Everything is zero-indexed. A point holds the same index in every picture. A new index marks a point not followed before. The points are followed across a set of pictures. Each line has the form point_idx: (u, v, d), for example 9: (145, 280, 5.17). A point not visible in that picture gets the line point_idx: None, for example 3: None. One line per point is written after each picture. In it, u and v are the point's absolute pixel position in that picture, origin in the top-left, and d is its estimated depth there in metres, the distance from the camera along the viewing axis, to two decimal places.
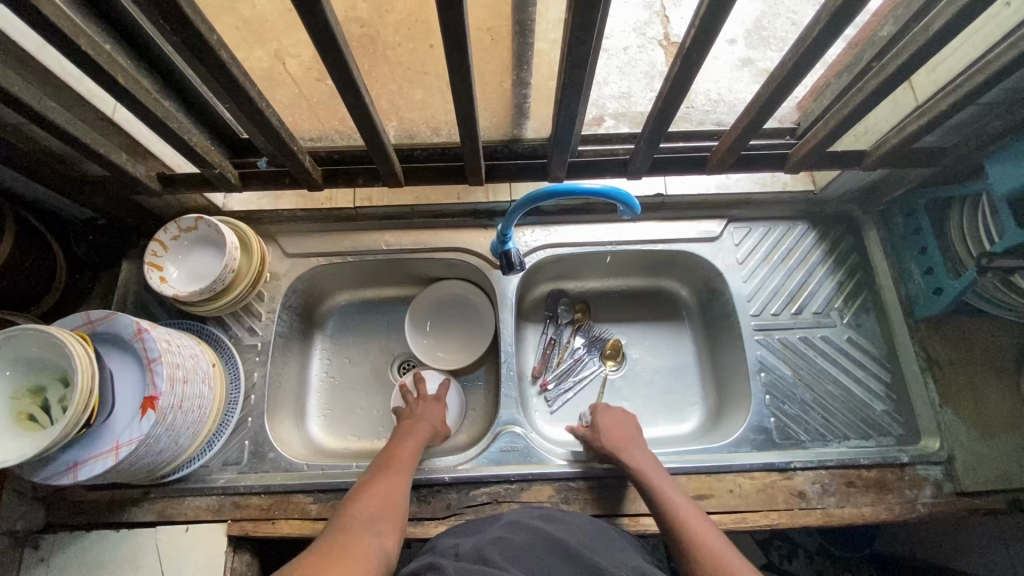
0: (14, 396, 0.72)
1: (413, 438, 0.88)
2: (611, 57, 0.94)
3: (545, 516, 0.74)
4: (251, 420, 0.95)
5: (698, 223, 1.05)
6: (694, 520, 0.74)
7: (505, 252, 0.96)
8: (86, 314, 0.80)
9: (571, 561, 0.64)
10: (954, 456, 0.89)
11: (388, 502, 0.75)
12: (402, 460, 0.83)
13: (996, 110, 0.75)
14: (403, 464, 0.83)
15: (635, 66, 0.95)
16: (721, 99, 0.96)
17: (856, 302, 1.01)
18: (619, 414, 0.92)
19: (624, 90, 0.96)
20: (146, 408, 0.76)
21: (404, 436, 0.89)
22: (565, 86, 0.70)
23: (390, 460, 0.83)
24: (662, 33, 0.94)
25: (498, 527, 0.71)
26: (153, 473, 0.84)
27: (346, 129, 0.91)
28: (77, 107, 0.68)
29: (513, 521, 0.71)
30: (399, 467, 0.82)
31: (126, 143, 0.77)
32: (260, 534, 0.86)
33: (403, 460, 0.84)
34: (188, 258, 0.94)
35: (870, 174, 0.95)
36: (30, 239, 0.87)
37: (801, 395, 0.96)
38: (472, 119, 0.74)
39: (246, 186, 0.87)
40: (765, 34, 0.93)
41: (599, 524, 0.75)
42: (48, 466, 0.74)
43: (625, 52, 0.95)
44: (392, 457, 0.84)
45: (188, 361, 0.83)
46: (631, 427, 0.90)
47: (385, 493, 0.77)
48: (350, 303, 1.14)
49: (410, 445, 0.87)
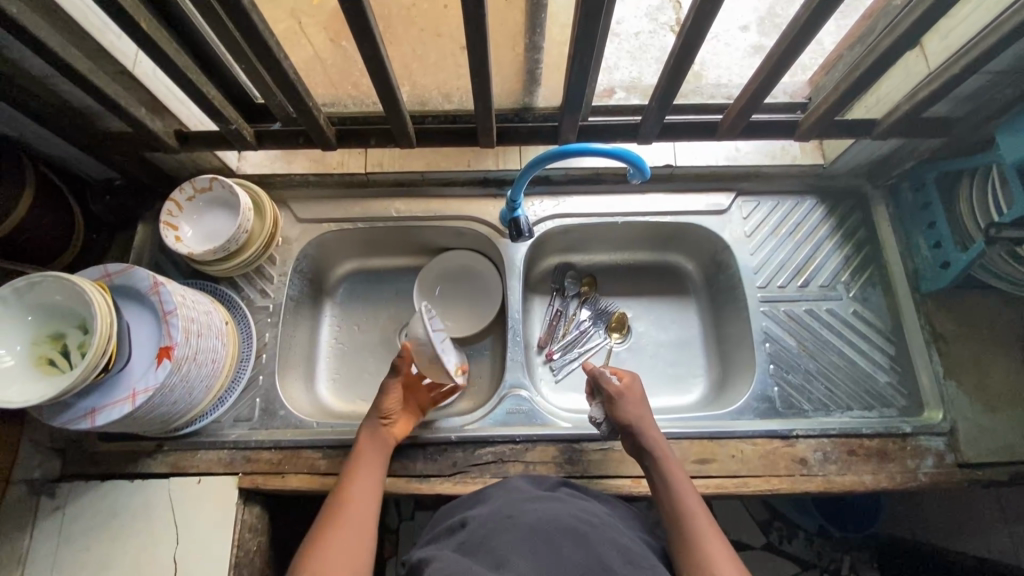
0: (34, 342, 0.74)
1: (366, 481, 0.79)
2: (621, 41, 1.01)
3: (549, 495, 0.74)
4: (262, 378, 0.97)
5: (707, 195, 1.05)
6: (694, 506, 0.74)
7: (514, 219, 0.97)
8: (104, 268, 0.82)
9: (576, 536, 0.64)
10: (957, 428, 0.89)
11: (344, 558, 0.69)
12: (352, 510, 0.75)
13: (1006, 78, 0.76)
14: (358, 514, 0.75)
15: (647, 51, 1.01)
16: (730, 85, 0.99)
17: (863, 275, 1.01)
18: (638, 382, 0.87)
19: (634, 75, 1.01)
20: (162, 358, 0.78)
21: (354, 476, 0.80)
22: (579, 44, 0.70)
23: (343, 506, 0.76)
24: (673, 19, 1.01)
25: (509, 502, 0.72)
26: (169, 423, 0.86)
27: (360, 93, 0.91)
28: (101, 58, 0.70)
29: (519, 502, 0.72)
30: (350, 519, 0.74)
31: (145, 99, 0.79)
32: (270, 487, 0.88)
33: (354, 506, 0.76)
34: (203, 219, 0.95)
35: (881, 145, 0.95)
36: (49, 194, 0.89)
37: (805, 365, 0.96)
38: (487, 77, 0.75)
39: (261, 146, 0.88)
40: (778, 21, 0.98)
41: (599, 505, 0.77)
42: (66, 411, 0.75)
43: (636, 37, 1.02)
44: (344, 503, 0.76)
45: (202, 317, 0.85)
46: (643, 403, 0.85)
47: (339, 550, 0.70)
48: (359, 271, 1.15)
49: (361, 494, 0.77)
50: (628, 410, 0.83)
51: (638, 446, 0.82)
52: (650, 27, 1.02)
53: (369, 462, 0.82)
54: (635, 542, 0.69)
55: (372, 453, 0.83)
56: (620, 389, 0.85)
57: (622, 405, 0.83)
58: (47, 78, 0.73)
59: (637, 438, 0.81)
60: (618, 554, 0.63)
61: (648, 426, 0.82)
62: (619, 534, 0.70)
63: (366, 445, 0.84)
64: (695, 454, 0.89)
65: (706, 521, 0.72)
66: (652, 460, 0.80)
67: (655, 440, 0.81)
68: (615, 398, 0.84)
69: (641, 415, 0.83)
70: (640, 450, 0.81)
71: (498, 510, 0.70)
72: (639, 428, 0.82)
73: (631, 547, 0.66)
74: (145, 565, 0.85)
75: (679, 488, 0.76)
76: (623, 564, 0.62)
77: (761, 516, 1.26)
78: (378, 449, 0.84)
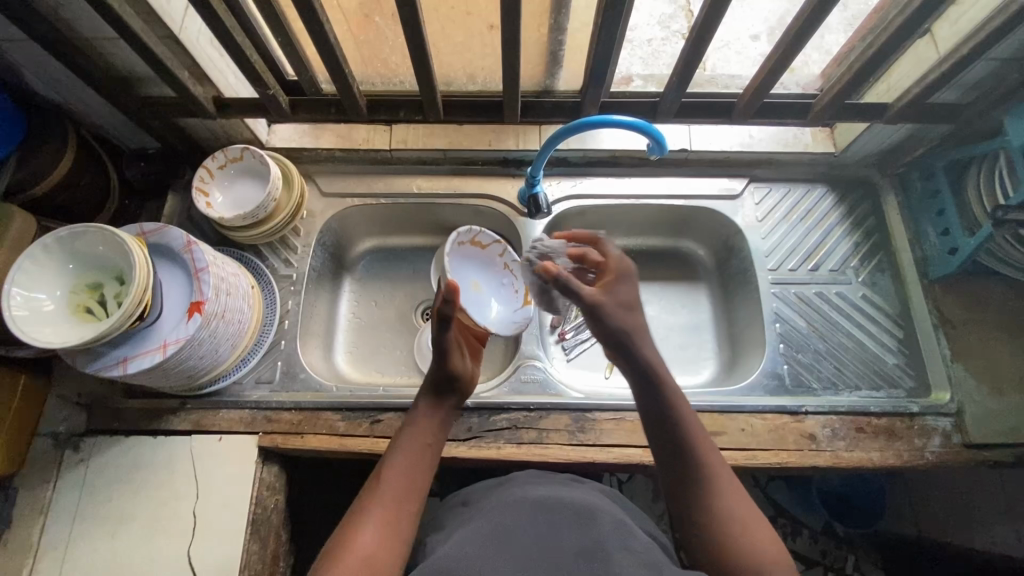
0: (72, 289, 0.77)
1: (421, 449, 0.71)
2: (635, 48, 1.05)
3: (552, 483, 0.72)
4: (284, 343, 0.99)
5: (721, 181, 1.08)
6: (718, 482, 0.64)
7: (533, 196, 1.02)
8: (140, 226, 0.85)
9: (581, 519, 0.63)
10: (964, 409, 0.91)
11: (383, 543, 0.61)
12: (400, 488, 0.66)
13: (1013, 64, 0.79)
14: (405, 495, 0.66)
15: (658, 57, 1.05)
16: (737, 78, 1.03)
17: (872, 261, 1.04)
18: (630, 286, 0.76)
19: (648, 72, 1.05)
20: (193, 312, 0.81)
21: (404, 449, 0.71)
22: (606, 22, 0.74)
23: (388, 481, 0.66)
24: (685, 26, 1.04)
25: (508, 490, 0.70)
26: (194, 380, 0.89)
27: (388, 72, 0.97)
28: (154, 20, 0.75)
29: (526, 489, 0.69)
30: (396, 498, 0.65)
31: (189, 63, 0.83)
32: (289, 447, 0.90)
33: (402, 482, 0.67)
34: (233, 187, 0.99)
35: (892, 132, 0.97)
36: (88, 157, 0.93)
37: (814, 345, 0.99)
38: (516, 52, 0.79)
39: (295, 115, 0.94)
40: None
41: (601, 493, 0.73)
42: (99, 359, 0.77)
43: (648, 43, 1.06)
44: (392, 477, 0.67)
45: (230, 278, 0.88)
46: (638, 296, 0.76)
47: (381, 534, 0.61)
48: (377, 249, 1.18)
49: (416, 462, 0.69)
50: (622, 292, 0.75)
51: (638, 368, 0.71)
52: (662, 35, 1.05)
53: (426, 433, 0.73)
54: (630, 523, 0.66)
55: (434, 423, 0.74)
56: (626, 267, 0.77)
57: (612, 278, 0.75)
58: (99, 38, 0.78)
59: (644, 377, 0.70)
60: (617, 542, 0.60)
61: (655, 366, 0.71)
62: (620, 517, 0.66)
63: (426, 413, 0.75)
64: (706, 426, 0.91)
65: (739, 502, 0.63)
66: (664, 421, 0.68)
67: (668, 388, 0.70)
68: (615, 274, 0.77)
69: (631, 305, 0.75)
70: (646, 398, 0.70)
71: (506, 499, 0.68)
72: (647, 358, 0.71)
73: (634, 537, 0.62)
74: (164, 520, 0.86)
75: (695, 461, 0.65)
76: (623, 551, 0.59)
77: (765, 511, 1.24)
78: (438, 420, 0.75)
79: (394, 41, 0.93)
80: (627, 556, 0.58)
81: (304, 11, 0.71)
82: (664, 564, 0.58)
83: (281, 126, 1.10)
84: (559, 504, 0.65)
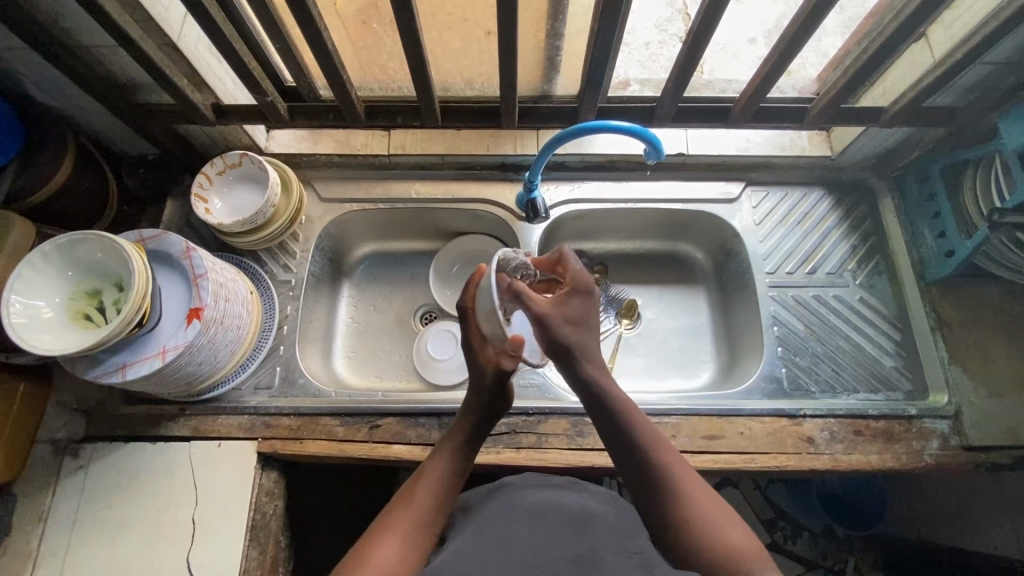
0: (71, 296, 0.77)
1: (451, 471, 0.69)
2: (632, 51, 1.05)
3: (553, 485, 0.73)
4: (283, 349, 0.99)
5: (718, 184, 1.08)
6: (684, 490, 0.64)
7: (531, 201, 1.03)
8: (139, 232, 0.85)
9: (578, 522, 0.63)
10: (961, 411, 0.91)
11: (405, 564, 0.60)
12: (428, 509, 0.65)
13: (1007, 67, 0.80)
14: (429, 515, 0.65)
15: (656, 60, 1.06)
16: (735, 82, 1.04)
17: (870, 264, 1.04)
18: (586, 306, 0.72)
19: (646, 76, 1.05)
20: (191, 318, 0.81)
21: (438, 470, 0.68)
22: (602, 28, 0.74)
23: (417, 501, 0.65)
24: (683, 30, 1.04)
25: (506, 493, 0.71)
26: (192, 386, 0.89)
27: (387, 78, 0.96)
28: (151, 28, 0.75)
29: (523, 493, 0.69)
30: (423, 519, 0.64)
31: (187, 70, 0.84)
32: (288, 452, 0.90)
33: (429, 503, 0.65)
34: (232, 193, 0.99)
35: (888, 135, 0.98)
36: (87, 164, 0.93)
37: (812, 348, 0.99)
38: (512, 58, 0.79)
39: (293, 122, 0.94)
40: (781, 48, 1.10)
41: (598, 495, 0.73)
42: (98, 366, 0.78)
43: (646, 47, 1.06)
44: (414, 497, 0.65)
45: (229, 284, 0.88)
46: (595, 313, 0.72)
47: (401, 550, 0.61)
48: (375, 254, 1.18)
49: (445, 486, 0.67)
50: (576, 312, 0.71)
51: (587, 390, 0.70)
52: (659, 38, 1.06)
53: (463, 454, 0.70)
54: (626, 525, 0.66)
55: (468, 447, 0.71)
56: (585, 283, 0.72)
57: (564, 296, 0.71)
58: (97, 46, 0.78)
59: (594, 397, 0.70)
60: (612, 547, 0.60)
61: (599, 379, 0.70)
62: (620, 522, 0.66)
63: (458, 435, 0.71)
64: (705, 430, 0.91)
65: (708, 505, 0.63)
66: (620, 438, 0.68)
67: (618, 400, 0.70)
68: (570, 291, 0.72)
69: (585, 324, 0.71)
70: (600, 413, 0.70)
71: (504, 503, 0.68)
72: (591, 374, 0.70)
73: (632, 540, 0.63)
74: (164, 525, 0.87)
75: (660, 469, 0.65)
76: (617, 555, 0.59)
77: (765, 514, 1.24)
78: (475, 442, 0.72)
79: (392, 47, 0.93)
80: (622, 560, 0.59)
81: (301, 18, 0.72)
82: (659, 565, 0.58)
83: (280, 131, 1.10)
84: (557, 506, 0.66)
